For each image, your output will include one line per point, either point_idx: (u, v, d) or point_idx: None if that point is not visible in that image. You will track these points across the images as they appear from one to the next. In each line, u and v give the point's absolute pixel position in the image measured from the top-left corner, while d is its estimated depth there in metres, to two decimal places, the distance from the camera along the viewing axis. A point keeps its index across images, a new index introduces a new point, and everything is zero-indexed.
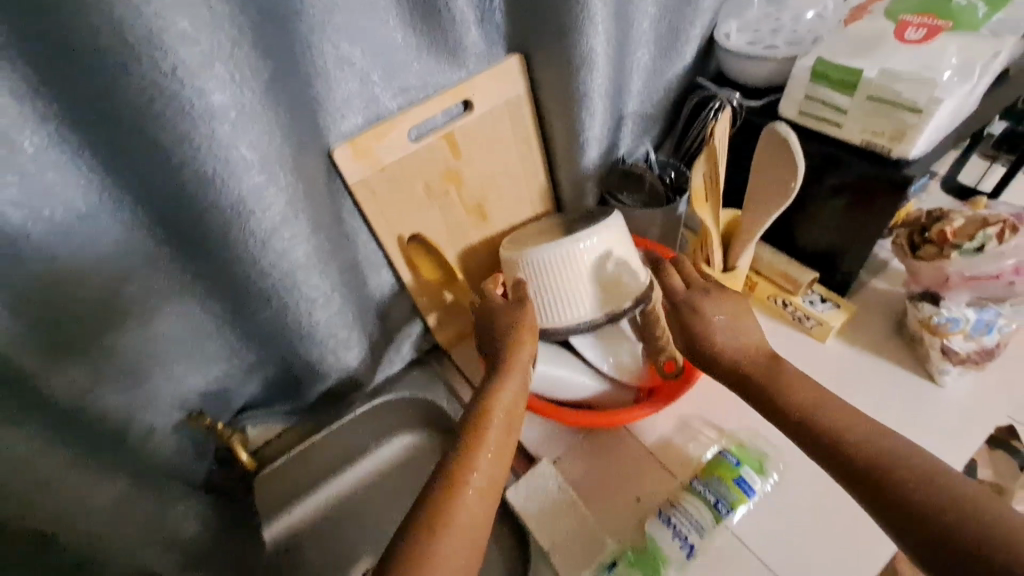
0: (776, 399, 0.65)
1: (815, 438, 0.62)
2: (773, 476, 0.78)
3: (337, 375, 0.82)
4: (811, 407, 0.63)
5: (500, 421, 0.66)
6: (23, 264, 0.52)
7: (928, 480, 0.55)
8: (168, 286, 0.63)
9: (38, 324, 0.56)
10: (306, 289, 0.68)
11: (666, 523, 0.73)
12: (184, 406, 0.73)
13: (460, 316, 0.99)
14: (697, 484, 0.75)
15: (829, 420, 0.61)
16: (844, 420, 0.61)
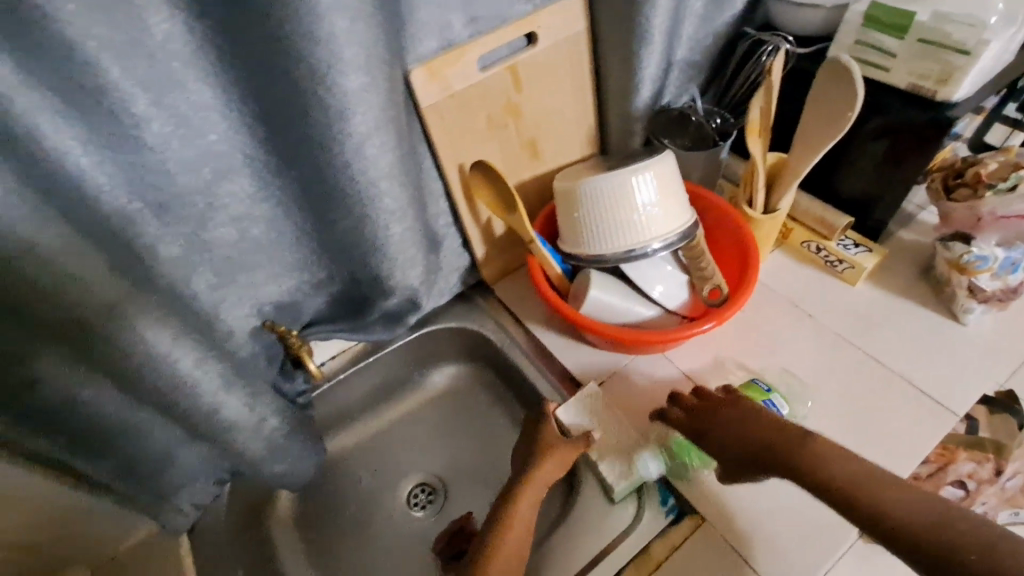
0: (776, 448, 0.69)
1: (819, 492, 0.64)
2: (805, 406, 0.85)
3: (399, 295, 0.86)
4: (819, 462, 0.66)
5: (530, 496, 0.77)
6: (143, 148, 0.56)
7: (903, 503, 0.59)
8: (261, 189, 0.67)
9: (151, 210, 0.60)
10: (385, 201, 0.72)
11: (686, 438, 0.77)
12: (259, 312, 0.78)
13: (506, 252, 1.03)
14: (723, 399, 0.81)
15: (832, 471, 0.64)
16: (851, 472, 0.64)
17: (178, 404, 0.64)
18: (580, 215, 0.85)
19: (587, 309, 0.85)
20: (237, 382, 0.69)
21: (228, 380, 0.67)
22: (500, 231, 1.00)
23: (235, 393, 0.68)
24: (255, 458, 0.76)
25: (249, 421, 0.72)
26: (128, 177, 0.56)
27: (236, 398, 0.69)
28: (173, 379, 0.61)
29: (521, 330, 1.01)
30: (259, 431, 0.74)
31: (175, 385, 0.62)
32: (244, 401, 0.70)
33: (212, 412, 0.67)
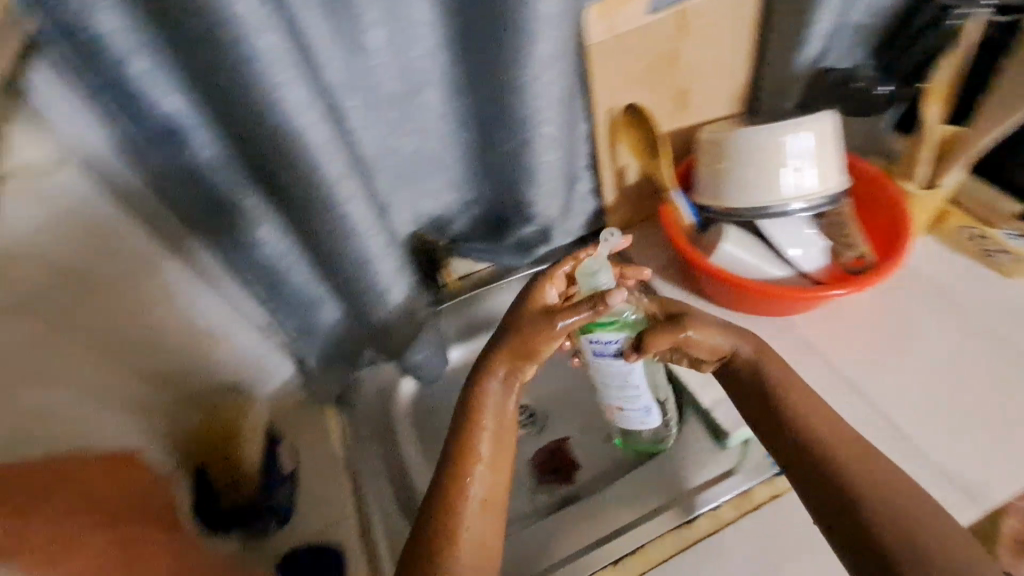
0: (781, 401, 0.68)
1: (795, 455, 0.66)
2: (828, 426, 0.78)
3: (535, 223, 0.93)
4: (803, 424, 0.66)
5: (490, 453, 0.64)
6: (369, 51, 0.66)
7: (890, 496, 0.60)
8: (441, 104, 0.76)
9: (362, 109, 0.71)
10: (543, 128, 0.77)
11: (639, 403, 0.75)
12: (416, 220, 0.88)
13: (633, 203, 1.06)
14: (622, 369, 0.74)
15: (819, 434, 0.65)
16: (834, 441, 0.64)
17: (358, 282, 0.74)
18: (724, 167, 0.85)
19: (718, 259, 0.87)
20: (403, 272, 0.78)
21: (398, 269, 0.76)
22: (632, 180, 1.02)
23: (400, 281, 0.78)
24: (400, 346, 0.86)
25: (404, 310, 0.81)
26: (348, 75, 0.67)
27: (400, 287, 0.78)
28: (361, 257, 0.71)
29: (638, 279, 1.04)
30: (408, 321, 0.83)
31: (361, 263, 0.71)
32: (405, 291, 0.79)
33: (380, 294, 0.76)
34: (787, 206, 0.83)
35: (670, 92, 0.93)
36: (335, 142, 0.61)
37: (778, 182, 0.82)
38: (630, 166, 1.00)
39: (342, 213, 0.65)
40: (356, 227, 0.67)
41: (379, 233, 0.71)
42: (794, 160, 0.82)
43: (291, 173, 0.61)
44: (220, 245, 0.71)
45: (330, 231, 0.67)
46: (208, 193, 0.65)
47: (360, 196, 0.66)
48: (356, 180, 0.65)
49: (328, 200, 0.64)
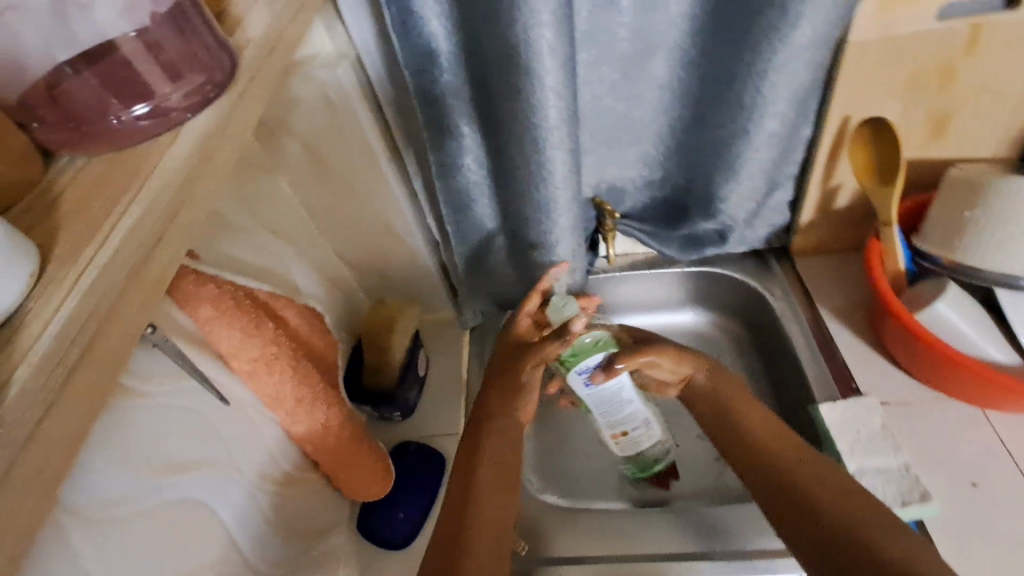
0: (757, 438, 0.69)
1: (767, 489, 0.65)
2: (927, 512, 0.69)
3: (714, 221, 0.87)
4: (766, 450, 0.67)
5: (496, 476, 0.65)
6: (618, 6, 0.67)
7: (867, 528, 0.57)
8: (667, 75, 0.74)
9: (590, 64, 0.72)
10: (767, 119, 0.71)
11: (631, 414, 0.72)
12: (597, 186, 0.88)
13: (830, 229, 0.95)
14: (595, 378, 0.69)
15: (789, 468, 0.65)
16: (805, 474, 0.64)
17: (535, 228, 0.77)
18: (976, 216, 0.71)
19: (923, 317, 0.75)
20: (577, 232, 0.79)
21: (575, 227, 0.77)
22: (841, 203, 0.91)
23: (572, 240, 0.79)
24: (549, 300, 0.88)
25: (566, 268, 0.82)
26: (589, 28, 0.68)
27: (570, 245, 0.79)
28: (545, 206, 0.73)
29: (810, 312, 0.93)
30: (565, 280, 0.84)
31: (543, 211, 0.74)
32: (573, 250, 0.80)
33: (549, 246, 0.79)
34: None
35: (928, 115, 0.80)
36: (565, 89, 0.63)
37: None
38: (844, 186, 0.89)
39: (543, 159, 0.68)
40: (552, 176, 0.70)
41: (570, 187, 0.72)
42: None
43: (515, 109, 0.65)
44: (433, 163, 0.81)
45: (528, 172, 0.70)
46: (438, 114, 0.76)
47: (566, 148, 0.67)
48: (569, 130, 0.66)
49: (535, 142, 0.67)
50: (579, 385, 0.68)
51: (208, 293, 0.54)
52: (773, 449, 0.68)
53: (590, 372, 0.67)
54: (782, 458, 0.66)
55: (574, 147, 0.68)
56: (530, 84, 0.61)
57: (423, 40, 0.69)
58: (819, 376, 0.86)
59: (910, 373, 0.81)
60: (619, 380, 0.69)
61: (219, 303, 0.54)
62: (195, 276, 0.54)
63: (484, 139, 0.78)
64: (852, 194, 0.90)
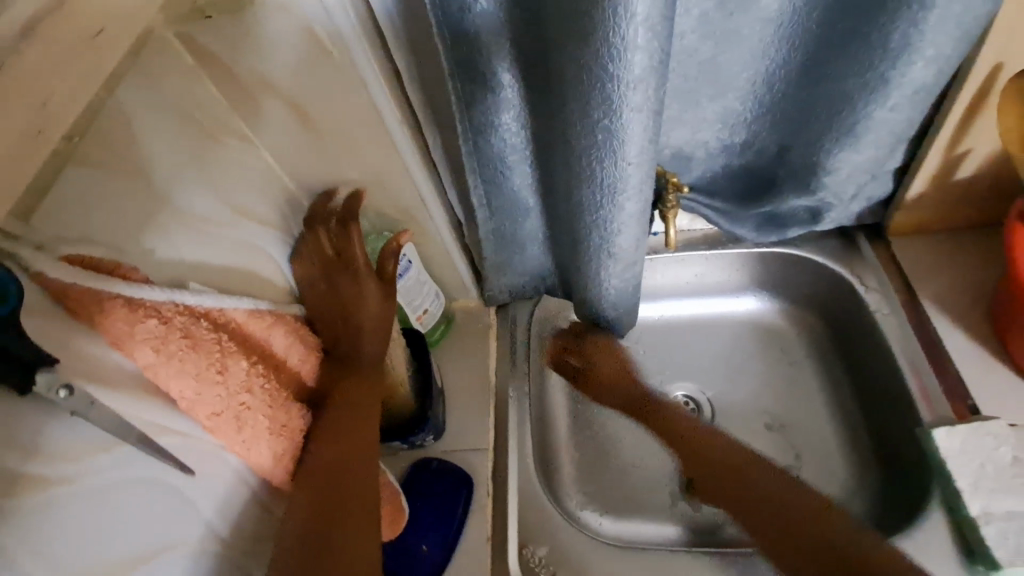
0: (677, 437, 0.83)
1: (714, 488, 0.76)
2: None
3: (808, 199, 0.68)
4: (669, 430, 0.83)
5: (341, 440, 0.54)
6: None
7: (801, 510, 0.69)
8: (779, 4, 0.54)
9: None
10: (912, 67, 0.52)
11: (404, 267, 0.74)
12: (660, 152, 0.70)
13: (943, 204, 0.77)
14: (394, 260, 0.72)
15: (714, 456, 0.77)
16: (731, 456, 0.77)
17: (590, 212, 0.60)
18: None
19: None
20: (647, 216, 0.62)
21: (644, 211, 0.61)
22: (965, 173, 0.72)
23: (638, 226, 0.62)
24: (601, 295, 0.71)
25: (626, 259, 0.66)
26: None
27: (633, 233, 0.63)
28: (611, 185, 0.56)
29: (910, 307, 0.77)
30: (621, 272, 0.68)
31: (604, 192, 0.57)
32: (637, 238, 0.64)
33: (606, 233, 0.62)
34: None
35: None
36: (660, 22, 0.44)
37: None
38: (975, 153, 0.70)
39: (616, 125, 0.51)
40: (625, 147, 0.52)
41: (647, 161, 0.55)
42: None
43: (583, 53, 0.46)
44: (460, 124, 0.62)
45: (591, 141, 0.53)
46: (464, 59, 0.56)
47: (649, 109, 0.50)
48: (658, 82, 0.48)
49: (606, 101, 0.49)
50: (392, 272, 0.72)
51: (145, 333, 0.41)
52: (668, 430, 0.83)
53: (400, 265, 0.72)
54: (710, 445, 0.79)
55: (658, 107, 0.51)
56: (611, 16, 0.43)
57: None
58: (924, 386, 0.71)
59: None
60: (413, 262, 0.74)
61: (163, 344, 0.41)
62: (127, 309, 0.40)
63: (528, 91, 0.59)
64: (983, 162, 0.71)
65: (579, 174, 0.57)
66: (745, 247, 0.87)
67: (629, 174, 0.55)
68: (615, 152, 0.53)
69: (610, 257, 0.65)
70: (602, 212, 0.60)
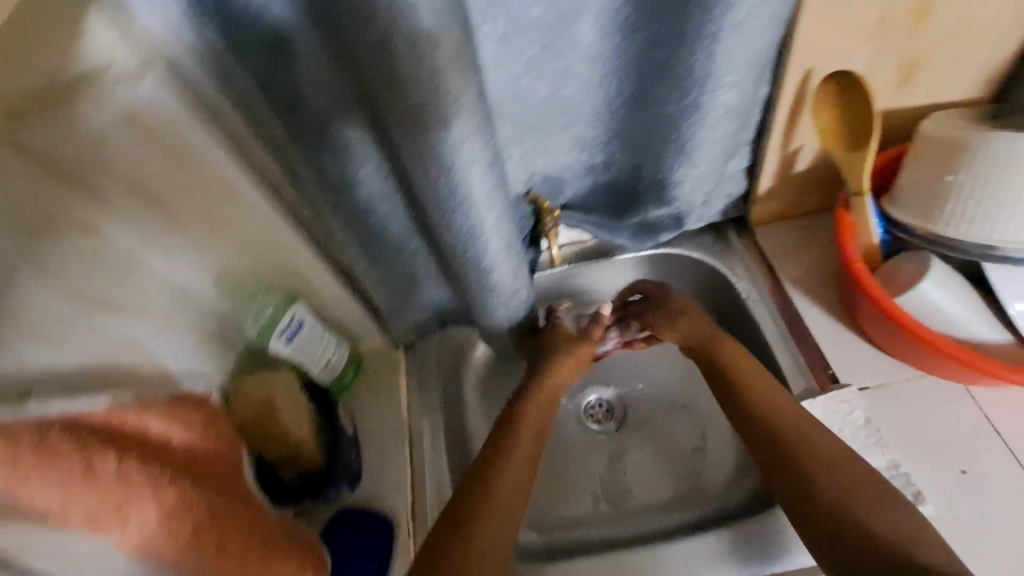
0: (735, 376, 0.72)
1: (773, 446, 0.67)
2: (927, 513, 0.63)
3: (667, 209, 0.74)
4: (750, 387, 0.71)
5: None
6: None
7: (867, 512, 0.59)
8: (598, 43, 0.58)
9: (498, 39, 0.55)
10: (718, 93, 0.58)
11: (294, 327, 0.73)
12: (528, 182, 0.73)
13: (794, 193, 0.85)
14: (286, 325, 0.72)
15: (782, 411, 0.68)
16: (797, 437, 0.66)
17: (461, 256, 0.63)
18: (958, 180, 0.62)
19: (907, 302, 0.67)
20: (516, 250, 0.66)
21: (512, 245, 0.65)
22: (803, 166, 0.81)
23: (510, 260, 0.66)
24: (494, 325, 0.74)
25: (507, 291, 0.69)
26: None
27: (507, 268, 0.66)
28: (471, 230, 0.60)
29: (775, 290, 0.85)
30: (510, 302, 0.71)
31: (467, 238, 0.61)
32: (513, 271, 0.67)
33: (481, 271, 0.65)
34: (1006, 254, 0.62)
35: (896, 62, 0.68)
36: (468, 89, 0.49)
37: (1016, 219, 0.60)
38: (806, 148, 0.78)
39: (455, 178, 0.55)
40: (469, 197, 0.56)
41: (496, 205, 0.59)
42: None
43: (406, 120, 0.50)
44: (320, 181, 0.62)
45: (437, 196, 0.56)
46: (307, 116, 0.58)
47: (484, 159, 0.54)
48: (484, 138, 0.53)
49: (438, 160, 0.53)
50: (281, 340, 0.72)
51: None
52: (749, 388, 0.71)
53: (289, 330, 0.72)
54: (780, 410, 0.68)
55: (492, 157, 0.55)
56: (426, 85, 0.48)
57: (260, 22, 0.50)
58: (792, 363, 0.79)
59: (890, 351, 0.75)
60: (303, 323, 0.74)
61: (14, 460, 0.40)
62: None
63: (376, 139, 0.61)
64: (814, 156, 0.79)
65: (439, 222, 0.60)
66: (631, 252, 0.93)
67: (486, 217, 0.59)
68: (466, 200, 0.57)
69: (490, 291, 0.68)
70: (471, 255, 0.63)
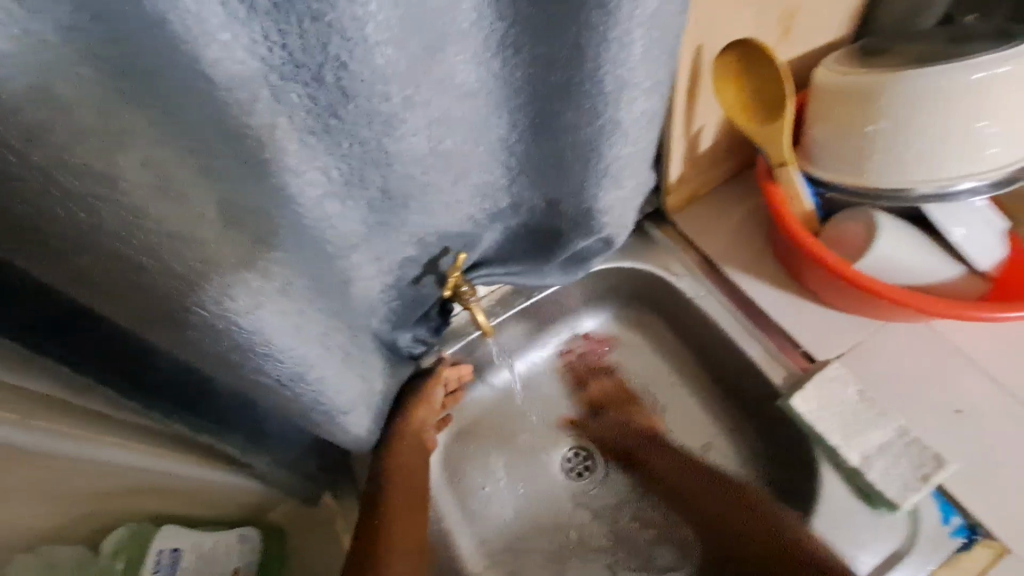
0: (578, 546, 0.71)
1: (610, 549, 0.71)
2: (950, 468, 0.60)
3: (599, 237, 0.62)
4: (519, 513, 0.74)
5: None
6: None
7: None
8: (476, 78, 0.45)
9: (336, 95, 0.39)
10: (634, 106, 0.47)
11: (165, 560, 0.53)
12: (420, 245, 0.59)
13: (703, 171, 0.78)
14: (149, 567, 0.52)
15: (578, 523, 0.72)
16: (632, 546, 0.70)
17: (289, 404, 0.50)
18: (881, 129, 0.58)
19: (863, 266, 0.63)
20: (351, 361, 0.55)
21: (343, 359, 0.54)
22: (706, 145, 0.74)
23: (350, 374, 0.55)
24: (362, 441, 0.61)
25: (362, 403, 0.57)
26: (309, 39, 0.35)
27: (351, 387, 0.55)
28: (288, 374, 0.47)
29: (719, 278, 0.78)
30: (371, 411, 0.60)
31: (290, 383, 0.48)
32: (357, 382, 0.56)
33: (324, 404, 0.52)
34: (944, 186, 0.59)
35: (777, 15, 0.62)
36: None
37: (946, 154, 0.57)
38: (707, 125, 0.71)
39: (243, 333, 0.41)
40: (271, 340, 0.43)
41: (309, 333, 0.47)
42: (979, 122, 0.55)
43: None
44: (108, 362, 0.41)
45: (229, 358, 0.42)
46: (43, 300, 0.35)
47: (273, 293, 0.42)
48: (259, 268, 0.40)
49: (201, 320, 0.38)
50: None
51: None
52: None
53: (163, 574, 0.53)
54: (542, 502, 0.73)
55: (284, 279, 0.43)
56: None
57: None
58: (763, 352, 0.72)
59: (852, 312, 0.71)
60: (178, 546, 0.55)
61: None
62: None
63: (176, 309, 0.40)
64: (714, 130, 0.72)
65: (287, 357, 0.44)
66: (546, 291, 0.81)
67: (303, 342, 0.46)
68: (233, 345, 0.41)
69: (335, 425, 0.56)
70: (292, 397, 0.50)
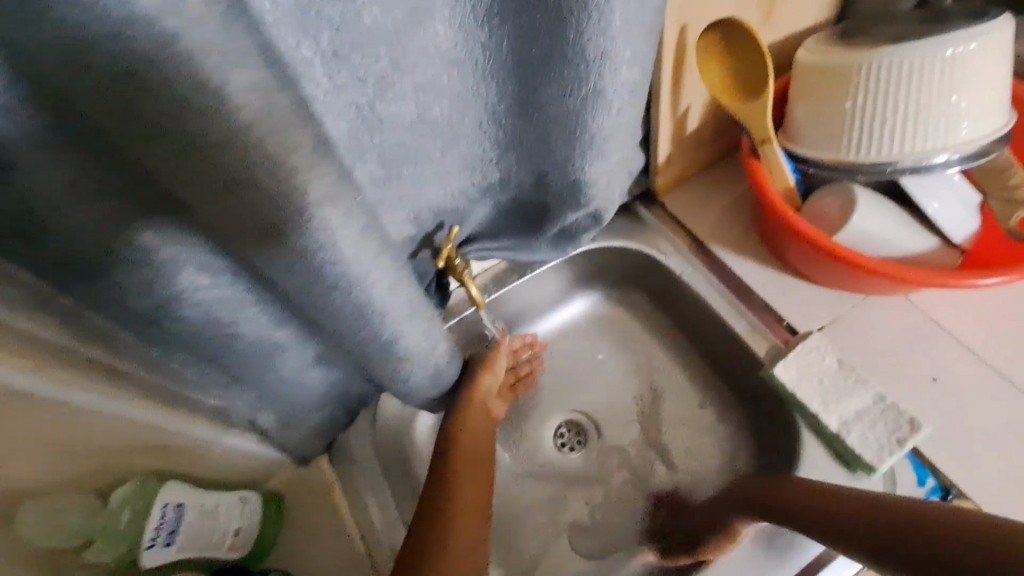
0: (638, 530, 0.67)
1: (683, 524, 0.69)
2: (924, 431, 0.62)
3: (586, 211, 0.64)
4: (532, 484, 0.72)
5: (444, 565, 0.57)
6: None
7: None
8: (462, 46, 0.47)
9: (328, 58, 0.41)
10: (615, 77, 0.49)
11: (166, 514, 0.55)
12: (414, 217, 0.61)
13: (691, 152, 0.80)
14: (153, 518, 0.55)
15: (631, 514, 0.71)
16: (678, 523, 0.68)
17: (357, 341, 0.51)
18: (857, 104, 0.60)
19: (841, 240, 0.65)
20: (423, 310, 0.54)
21: (414, 308, 0.53)
22: (693, 126, 0.76)
23: (417, 325, 0.54)
24: (414, 391, 0.62)
25: (424, 354, 0.57)
26: (302, 0, 0.37)
27: (422, 329, 0.55)
28: (364, 311, 0.48)
29: (705, 256, 0.80)
30: (432, 368, 0.59)
31: (361, 321, 0.49)
32: (425, 332, 0.55)
33: (395, 345, 0.53)
34: (921, 160, 0.61)
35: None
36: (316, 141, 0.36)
37: (919, 129, 0.59)
38: (693, 106, 0.73)
39: (321, 262, 0.41)
40: (343, 276, 0.43)
41: (379, 281, 0.47)
42: (950, 97, 0.57)
43: (238, 212, 0.37)
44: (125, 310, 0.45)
45: (309, 285, 0.43)
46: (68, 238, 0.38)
47: (354, 228, 0.41)
48: (342, 202, 0.39)
49: (293, 252, 0.40)
50: (159, 548, 0.55)
51: None
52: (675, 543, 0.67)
53: (163, 528, 0.55)
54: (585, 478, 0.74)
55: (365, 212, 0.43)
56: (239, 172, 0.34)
57: None
58: (747, 326, 0.75)
59: (832, 287, 0.73)
60: (183, 502, 0.57)
61: None
62: None
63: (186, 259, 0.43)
64: (700, 111, 0.75)
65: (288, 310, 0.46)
66: (538, 268, 0.83)
67: (377, 277, 0.46)
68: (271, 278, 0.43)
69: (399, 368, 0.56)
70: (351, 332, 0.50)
